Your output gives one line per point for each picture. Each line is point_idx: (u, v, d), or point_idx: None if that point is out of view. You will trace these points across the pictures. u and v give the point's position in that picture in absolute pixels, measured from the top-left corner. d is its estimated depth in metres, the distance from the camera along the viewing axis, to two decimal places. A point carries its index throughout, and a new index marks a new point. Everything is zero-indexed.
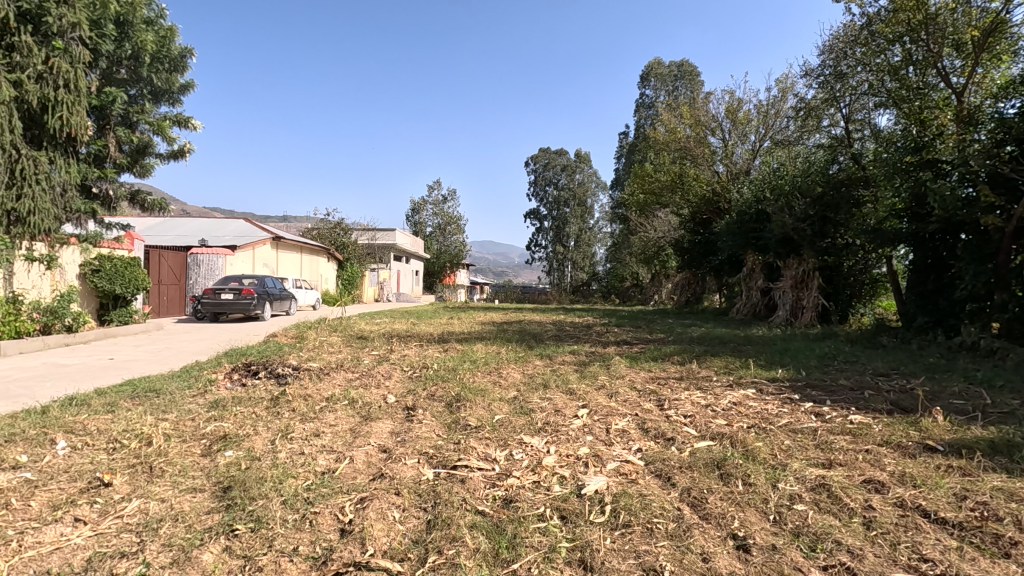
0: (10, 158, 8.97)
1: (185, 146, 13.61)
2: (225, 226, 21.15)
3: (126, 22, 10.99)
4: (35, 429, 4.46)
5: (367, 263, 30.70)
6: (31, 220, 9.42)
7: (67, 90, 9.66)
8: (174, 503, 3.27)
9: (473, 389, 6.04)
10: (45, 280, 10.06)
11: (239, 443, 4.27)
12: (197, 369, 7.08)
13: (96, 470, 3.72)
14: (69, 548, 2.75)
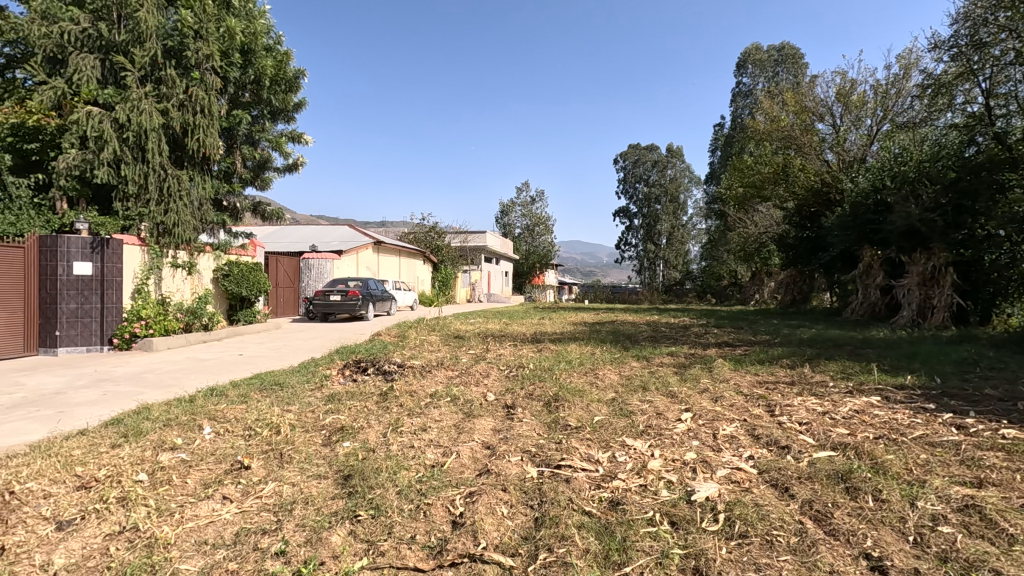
0: (159, 177, 10.39)
1: (299, 159, 14.81)
2: (332, 232, 22.74)
3: (249, 50, 12.13)
4: (185, 415, 5.05)
5: (460, 264, 31.68)
6: (176, 232, 10.72)
7: (203, 115, 10.86)
8: (303, 488, 3.57)
9: (570, 389, 6.03)
10: (186, 284, 11.30)
11: (355, 435, 4.58)
12: (313, 365, 7.67)
13: (237, 454, 4.15)
14: (220, 523, 3.09)
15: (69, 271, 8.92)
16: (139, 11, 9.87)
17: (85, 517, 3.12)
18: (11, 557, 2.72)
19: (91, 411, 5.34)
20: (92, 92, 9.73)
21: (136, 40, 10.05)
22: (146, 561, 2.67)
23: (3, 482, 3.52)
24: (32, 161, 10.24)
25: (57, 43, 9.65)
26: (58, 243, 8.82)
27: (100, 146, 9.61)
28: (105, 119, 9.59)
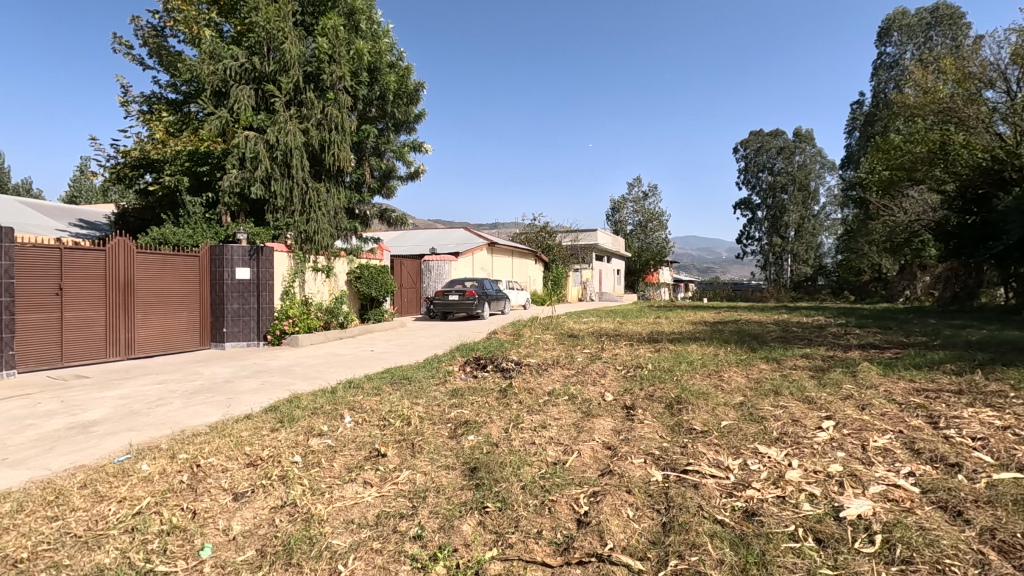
0: (302, 190, 11.58)
1: (419, 167, 15.71)
2: (449, 235, 23.84)
3: (376, 68, 13.11)
4: (329, 404, 5.58)
5: (572, 263, 31.64)
6: (316, 239, 11.83)
7: (337, 132, 11.89)
8: (434, 477, 3.78)
9: (693, 392, 5.76)
10: (325, 286, 12.47)
11: (478, 429, 4.76)
12: (437, 361, 8.10)
13: (374, 442, 4.50)
14: (363, 505, 3.36)
15: (233, 276, 10.25)
16: (284, 43, 11.10)
17: (254, 491, 3.55)
18: (200, 520, 3.17)
19: (253, 398, 6.08)
20: (249, 119, 11.11)
21: (282, 69, 11.31)
22: (305, 534, 2.97)
23: (191, 456, 4.13)
24: (203, 181, 11.94)
25: (220, 78, 11.14)
26: (223, 252, 10.15)
27: (255, 166, 10.96)
28: (258, 141, 10.91)
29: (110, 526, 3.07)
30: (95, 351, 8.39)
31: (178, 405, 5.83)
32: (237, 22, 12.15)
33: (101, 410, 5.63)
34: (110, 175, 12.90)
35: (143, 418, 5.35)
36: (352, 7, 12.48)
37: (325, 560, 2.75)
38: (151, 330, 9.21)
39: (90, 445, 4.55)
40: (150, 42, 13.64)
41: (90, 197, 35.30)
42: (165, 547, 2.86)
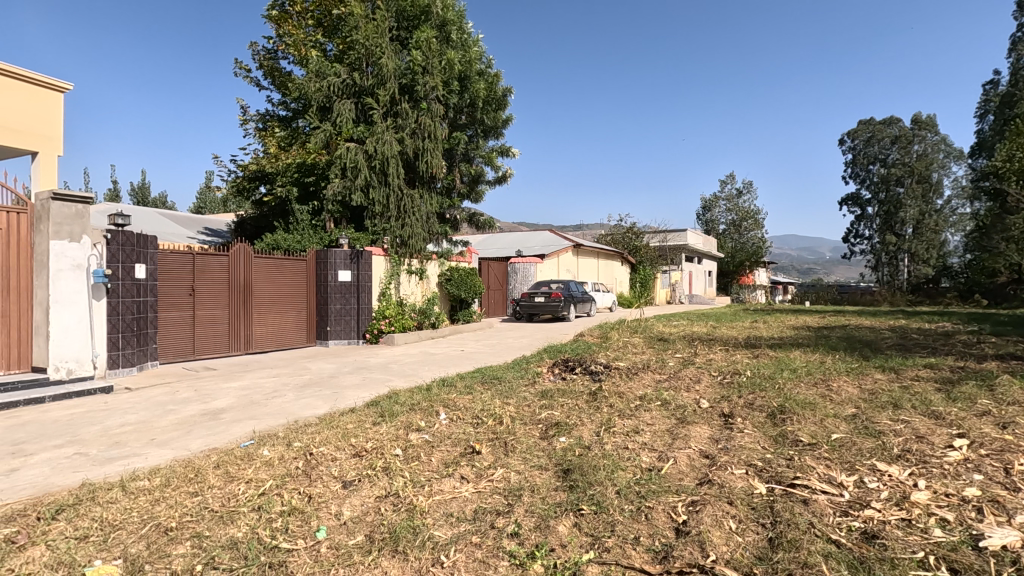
0: (398, 197, 12.17)
1: (507, 171, 16.00)
2: (534, 237, 24.03)
3: (466, 77, 13.54)
4: (426, 401, 5.83)
5: (660, 265, 30.75)
6: (410, 243, 12.36)
7: (429, 140, 12.38)
8: (527, 476, 3.83)
9: (798, 401, 5.39)
10: (418, 288, 12.98)
11: (569, 431, 4.76)
12: (526, 362, 8.19)
13: (468, 439, 4.63)
14: (461, 499, 3.48)
15: (336, 278, 10.98)
16: (382, 57, 11.76)
17: (361, 480, 3.79)
18: (315, 504, 3.43)
19: (355, 393, 6.48)
20: (350, 131, 11.87)
21: (380, 83, 11.98)
22: (408, 523, 3.12)
23: (305, 444, 4.48)
24: (309, 191, 12.91)
25: (325, 94, 11.99)
26: (327, 256, 10.90)
27: (355, 175, 11.67)
28: (358, 152, 11.63)
29: (239, 504, 3.41)
30: (220, 346, 9.32)
31: (291, 397, 6.35)
32: (339, 41, 13.04)
33: (227, 399, 6.26)
34: (232, 187, 14.31)
35: (262, 408, 5.87)
36: (444, 19, 13.01)
37: (429, 550, 2.87)
38: (266, 327, 10.09)
39: (220, 430, 5.08)
40: (265, 65, 14.97)
41: (213, 208, 39.31)
42: (287, 526, 3.12)
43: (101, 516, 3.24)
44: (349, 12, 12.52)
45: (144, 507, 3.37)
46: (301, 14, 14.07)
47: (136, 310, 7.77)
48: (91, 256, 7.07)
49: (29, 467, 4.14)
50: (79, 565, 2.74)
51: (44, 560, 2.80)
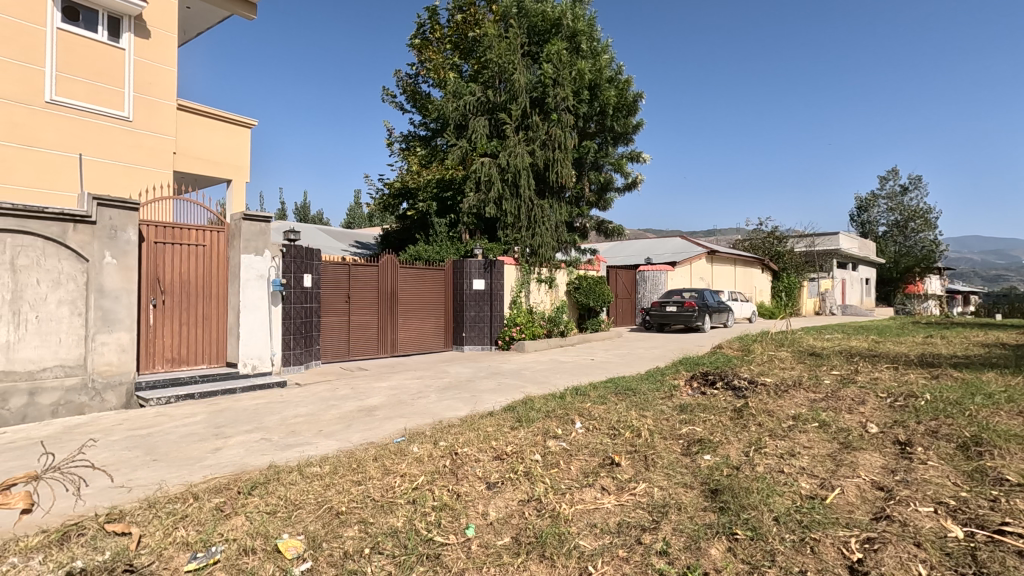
0: (528, 207, 12.47)
1: (638, 177, 15.69)
2: (665, 244, 23.23)
3: (596, 85, 13.57)
4: (561, 409, 5.86)
5: (806, 272, 28.00)
6: (540, 252, 12.58)
7: (560, 150, 12.53)
8: (672, 494, 3.67)
9: (999, 432, 4.56)
10: (547, 296, 13.10)
11: (714, 448, 4.50)
12: (660, 373, 7.89)
13: (607, 450, 4.57)
14: (604, 511, 3.44)
15: (471, 286, 11.50)
16: (514, 73, 12.20)
17: (504, 483, 3.91)
18: (463, 502, 3.60)
19: (493, 397, 6.72)
20: (484, 146, 12.43)
21: (512, 98, 12.43)
22: (554, 530, 3.16)
23: (450, 444, 4.73)
24: (447, 205, 13.75)
25: (461, 113, 12.71)
26: (463, 265, 11.47)
27: (489, 188, 12.20)
28: (492, 166, 12.17)
29: (397, 496, 3.69)
30: (370, 348, 10.22)
31: (433, 398, 6.75)
32: (474, 62, 13.73)
33: (379, 398, 6.82)
34: (379, 204, 15.69)
35: (410, 407, 6.32)
36: (574, 30, 13.19)
37: (575, 559, 2.88)
38: (408, 332, 10.86)
39: (375, 425, 5.55)
40: (407, 89, 16.24)
41: (361, 223, 43.52)
42: (440, 521, 3.31)
43: (286, 495, 3.70)
44: (484, 33, 13.15)
45: (318, 491, 3.79)
46: (441, 40, 15.10)
47: (304, 314, 8.81)
48: (271, 267, 8.15)
49: (228, 447, 4.86)
50: (271, 537, 3.15)
51: (244, 529, 3.26)
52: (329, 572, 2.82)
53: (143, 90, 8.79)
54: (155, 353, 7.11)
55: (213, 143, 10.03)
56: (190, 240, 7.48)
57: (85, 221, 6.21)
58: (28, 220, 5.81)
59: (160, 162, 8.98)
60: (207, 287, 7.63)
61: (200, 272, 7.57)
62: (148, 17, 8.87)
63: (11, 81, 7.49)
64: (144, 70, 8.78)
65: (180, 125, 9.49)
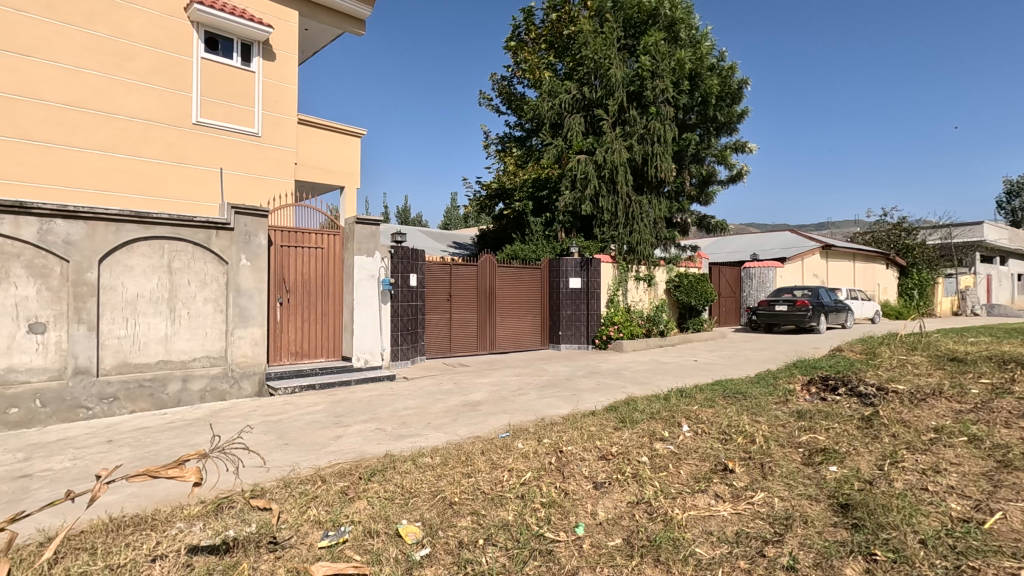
0: (626, 204, 12.27)
1: (743, 169, 14.86)
2: (772, 239, 21.78)
3: (697, 74, 13.10)
4: (666, 411, 5.68)
5: (942, 268, 24.92)
6: (639, 250, 12.29)
7: (659, 144, 12.16)
8: (796, 505, 3.43)
9: None
10: (646, 295, 12.74)
11: (841, 459, 4.15)
12: (773, 377, 7.40)
13: (719, 456, 4.36)
14: (720, 519, 3.29)
15: (567, 284, 11.50)
16: (610, 68, 12.00)
17: (612, 483, 3.86)
18: (572, 500, 3.60)
19: (593, 397, 6.66)
20: (580, 143, 12.36)
21: (608, 93, 12.25)
22: (668, 534, 3.07)
23: (554, 441, 4.75)
24: (543, 204, 13.87)
25: (557, 111, 12.80)
26: (560, 264, 11.50)
27: (585, 185, 12.13)
28: (589, 163, 12.08)
29: (505, 490, 3.77)
30: (470, 345, 10.53)
31: (534, 396, 6.81)
32: (568, 59, 13.70)
33: (481, 394, 7.01)
34: (476, 205, 16.09)
35: (511, 404, 6.43)
36: (672, 19, 12.78)
37: (692, 566, 2.79)
38: (506, 330, 11.05)
39: (480, 420, 5.71)
40: (503, 92, 16.50)
41: (457, 224, 45.21)
42: (550, 518, 3.33)
43: (402, 483, 3.91)
44: (579, 30, 13.06)
45: (431, 480, 3.97)
46: (535, 40, 15.18)
47: (409, 312, 9.27)
48: (380, 267, 8.66)
49: (348, 435, 5.23)
50: (392, 521, 3.34)
51: (367, 512, 3.48)
52: (447, 559, 2.94)
53: (270, 108, 9.69)
54: (282, 347, 7.82)
55: (328, 153, 10.83)
56: (311, 243, 8.13)
57: (225, 228, 6.97)
58: (181, 228, 6.62)
59: (283, 172, 9.83)
60: (325, 287, 8.25)
61: (319, 272, 8.21)
62: (274, 41, 9.78)
63: (166, 107, 8.55)
64: (271, 89, 9.68)
65: (300, 138, 10.34)
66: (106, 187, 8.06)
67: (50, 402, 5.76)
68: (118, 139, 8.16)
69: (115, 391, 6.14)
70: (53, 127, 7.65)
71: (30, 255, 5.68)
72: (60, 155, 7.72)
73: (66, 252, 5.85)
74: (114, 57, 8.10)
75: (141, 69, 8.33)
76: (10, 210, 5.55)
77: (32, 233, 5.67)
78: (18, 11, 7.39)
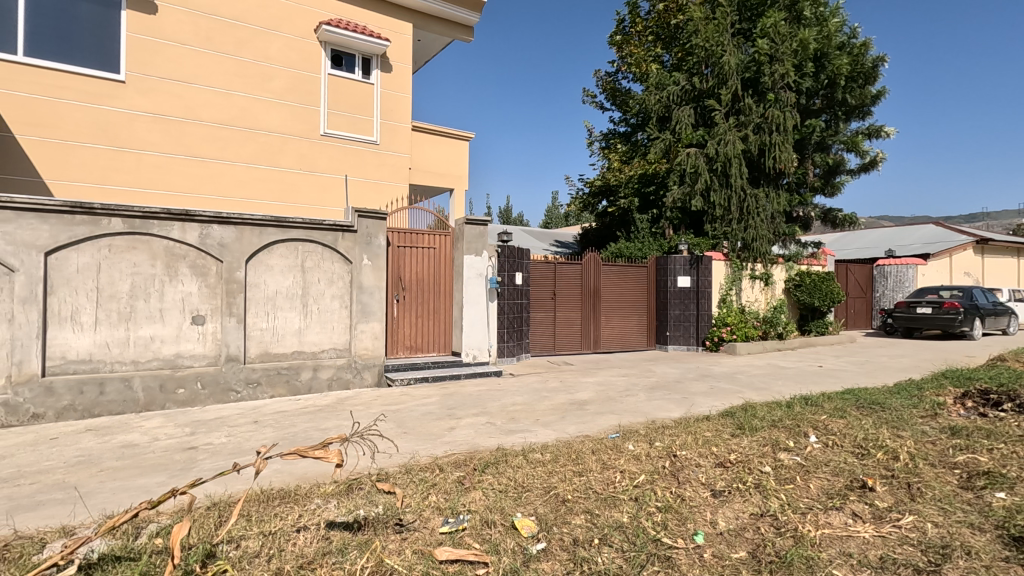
0: (740, 198, 11.64)
1: (877, 156, 13.42)
2: (912, 233, 19.48)
3: (823, 55, 12.09)
4: (790, 419, 5.28)
5: None
6: (754, 246, 11.54)
7: (779, 133, 11.32)
8: (954, 534, 3.04)
9: None
10: (762, 294, 11.91)
11: (1009, 485, 3.61)
12: (917, 388, 6.60)
13: (855, 472, 3.97)
14: (860, 540, 3.01)
15: (675, 283, 11.08)
16: (723, 55, 11.39)
17: (732, 492, 3.66)
18: (690, 507, 3.46)
19: (707, 401, 6.37)
20: (690, 136, 11.86)
21: (721, 82, 11.63)
22: (799, 551, 2.86)
23: (667, 445, 4.61)
24: (649, 200, 13.54)
25: (664, 104, 12.41)
26: (667, 262, 11.12)
27: (695, 179, 11.67)
28: (699, 156, 11.55)
29: (618, 491, 3.72)
30: (574, 344, 10.51)
31: (642, 397, 6.64)
32: (677, 50, 13.21)
33: (588, 393, 6.97)
34: (579, 203, 16.00)
35: (619, 404, 6.33)
36: None
37: None
38: (611, 329, 10.90)
39: (588, 419, 5.68)
40: (607, 87, 16.25)
41: (558, 223, 45.42)
42: (667, 523, 3.24)
43: (514, 477, 3.99)
44: (688, 18, 12.54)
45: (543, 476, 4.02)
46: (641, 32, 14.79)
47: (516, 310, 9.45)
48: (488, 266, 8.90)
49: (461, 427, 5.44)
50: (508, 514, 3.43)
51: (483, 503, 3.60)
52: (563, 556, 2.96)
53: (387, 116, 10.32)
54: (399, 341, 8.30)
55: (438, 157, 11.33)
56: (424, 243, 8.55)
57: (349, 230, 7.53)
58: (312, 230, 7.26)
59: (399, 177, 10.42)
60: (436, 285, 8.65)
61: (431, 271, 8.61)
62: (391, 54, 10.40)
63: (298, 121, 9.42)
64: (388, 99, 10.30)
65: (414, 144, 10.91)
66: (250, 196, 9.04)
67: (208, 384, 6.58)
68: (259, 152, 9.12)
69: (259, 377, 6.88)
70: (209, 143, 8.71)
71: (193, 256, 6.53)
72: (214, 168, 8.78)
73: (221, 253, 6.66)
74: (256, 79, 9.06)
75: (278, 88, 9.25)
76: (178, 218, 6.41)
77: (194, 237, 6.52)
78: (183, 45, 8.48)
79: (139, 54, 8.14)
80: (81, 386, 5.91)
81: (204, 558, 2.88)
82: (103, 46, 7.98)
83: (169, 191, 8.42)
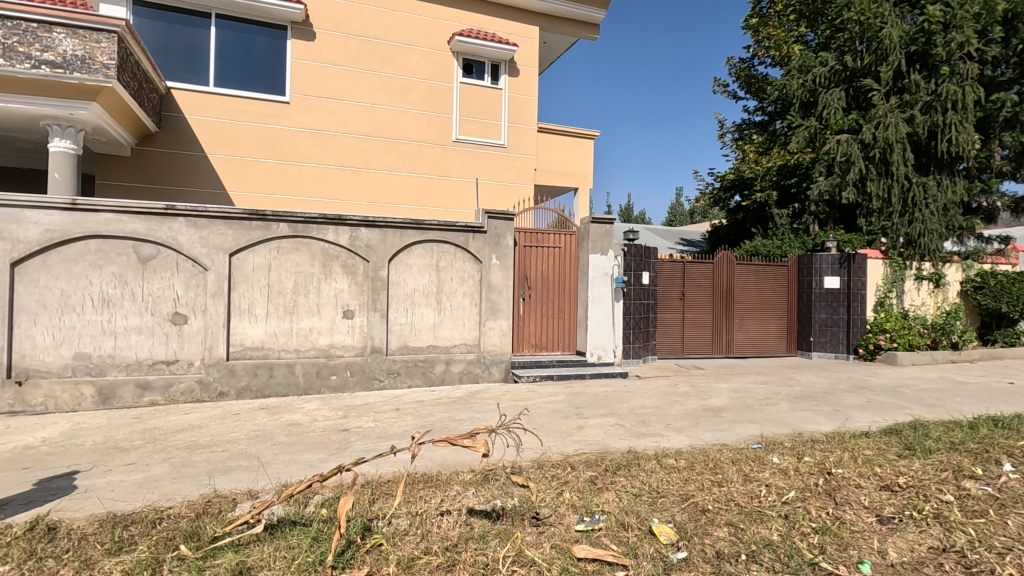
0: (904, 188, 10.31)
1: None
2: None
3: (1016, 15, 10.37)
4: (976, 443, 4.55)
5: None
6: (921, 242, 10.08)
7: (955, 111, 9.80)
8: None
9: None
10: (931, 297, 10.35)
11: None
12: None
13: None
14: None
15: (822, 284, 10.07)
16: (884, 28, 10.12)
17: (903, 520, 3.25)
18: (851, 531, 3.14)
19: (865, 415, 5.71)
20: (841, 122, 10.75)
21: (880, 59, 10.39)
22: None
23: (819, 461, 4.20)
24: (790, 193, 12.51)
25: (809, 88, 11.42)
26: (811, 261, 10.16)
27: (846, 169, 10.56)
28: (852, 143, 10.46)
29: (765, 506, 3.46)
30: (705, 347, 10.01)
31: (786, 407, 6.12)
32: (824, 27, 12.03)
33: (723, 399, 6.58)
34: (707, 198, 15.19)
35: (759, 413, 5.89)
36: None
37: None
38: (746, 332, 10.20)
39: (725, 427, 5.37)
40: (741, 75, 15.24)
41: (682, 221, 43.59)
42: (825, 547, 2.95)
43: (648, 482, 3.88)
44: None
45: (678, 483, 3.87)
46: (782, 12, 13.69)
47: (643, 310, 9.24)
48: (614, 265, 8.78)
49: (590, 427, 5.43)
50: (645, 518, 3.34)
51: (617, 504, 3.55)
52: (707, 568, 2.83)
53: (515, 120, 10.58)
54: (525, 338, 8.50)
55: (563, 157, 11.39)
56: (551, 243, 8.65)
57: (480, 230, 7.84)
58: (447, 232, 7.68)
59: (525, 178, 10.63)
60: (562, 284, 8.71)
61: (557, 270, 8.69)
62: (518, 58, 10.65)
63: (433, 129, 10.00)
64: (516, 103, 10.56)
65: (540, 145, 11.07)
66: (391, 201, 9.79)
67: (356, 372, 7.23)
68: (398, 159, 9.82)
69: (399, 367, 7.42)
70: (356, 153, 9.57)
71: (345, 257, 7.23)
72: (360, 176, 9.61)
73: (368, 254, 7.28)
74: (397, 92, 9.78)
75: (416, 99, 9.90)
76: (333, 222, 7.13)
77: (346, 239, 7.20)
78: (336, 65, 9.39)
79: (302, 77, 9.17)
80: (256, 369, 6.80)
81: (363, 530, 3.18)
82: (274, 73, 9.12)
83: (324, 199, 9.39)
